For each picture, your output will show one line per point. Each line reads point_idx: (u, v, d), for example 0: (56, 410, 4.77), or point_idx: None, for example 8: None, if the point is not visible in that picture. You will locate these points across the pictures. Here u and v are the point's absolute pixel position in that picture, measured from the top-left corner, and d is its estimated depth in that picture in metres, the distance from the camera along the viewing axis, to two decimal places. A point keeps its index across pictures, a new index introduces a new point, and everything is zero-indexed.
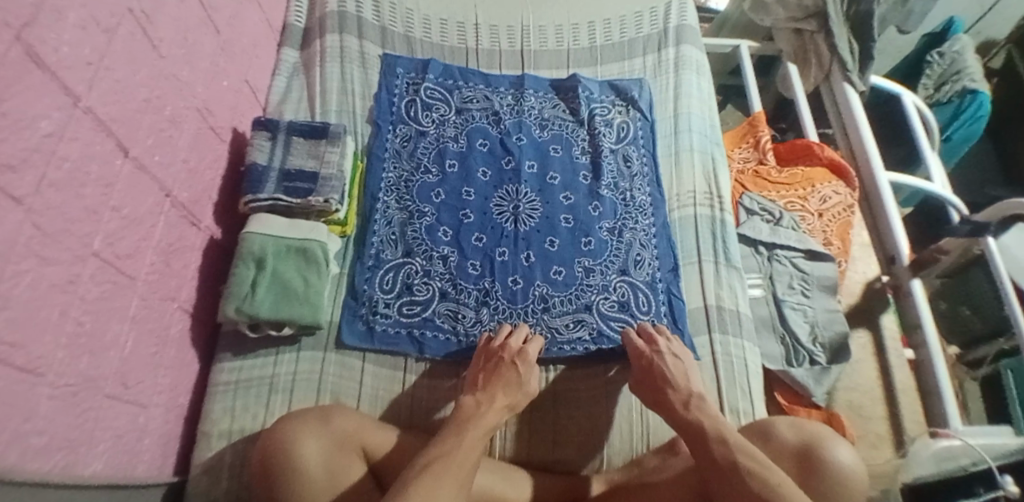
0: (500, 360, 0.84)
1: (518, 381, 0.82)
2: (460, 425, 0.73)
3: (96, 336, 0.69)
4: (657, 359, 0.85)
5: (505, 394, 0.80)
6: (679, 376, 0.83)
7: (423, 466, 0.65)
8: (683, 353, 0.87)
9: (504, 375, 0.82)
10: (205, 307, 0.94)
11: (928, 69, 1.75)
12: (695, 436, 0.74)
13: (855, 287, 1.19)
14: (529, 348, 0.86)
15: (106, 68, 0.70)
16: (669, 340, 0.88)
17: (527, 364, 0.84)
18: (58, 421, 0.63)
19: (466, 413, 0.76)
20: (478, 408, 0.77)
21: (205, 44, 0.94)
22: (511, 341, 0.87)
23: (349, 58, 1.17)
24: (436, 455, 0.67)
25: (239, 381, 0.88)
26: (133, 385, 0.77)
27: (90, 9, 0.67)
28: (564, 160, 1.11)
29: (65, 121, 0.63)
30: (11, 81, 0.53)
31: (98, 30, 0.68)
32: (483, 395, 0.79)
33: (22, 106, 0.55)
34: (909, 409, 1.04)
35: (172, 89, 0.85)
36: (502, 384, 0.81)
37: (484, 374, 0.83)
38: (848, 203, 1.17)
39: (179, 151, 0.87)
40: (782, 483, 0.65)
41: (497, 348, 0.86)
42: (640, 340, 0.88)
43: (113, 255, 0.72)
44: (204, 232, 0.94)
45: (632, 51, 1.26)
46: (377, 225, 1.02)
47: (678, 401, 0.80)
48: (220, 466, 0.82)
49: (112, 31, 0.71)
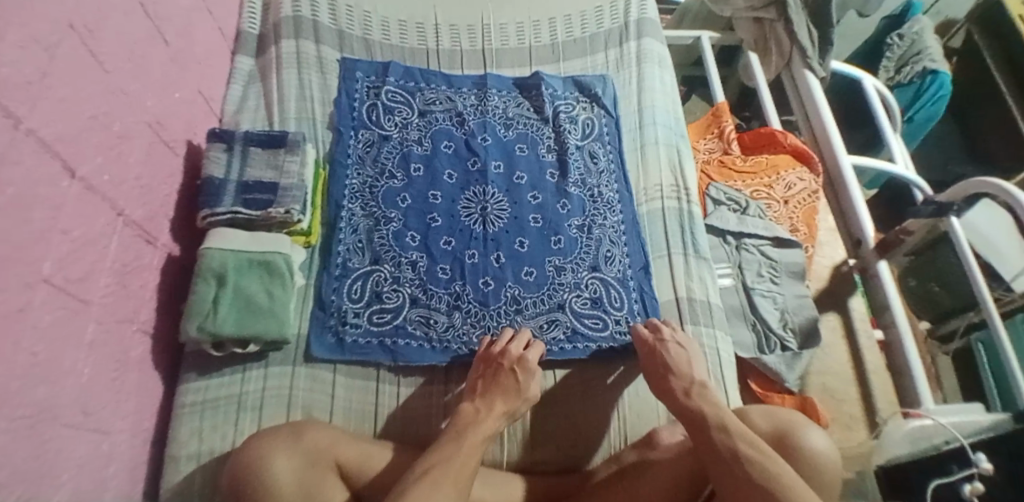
0: (500, 366, 0.84)
1: (518, 389, 0.81)
2: (459, 433, 0.74)
3: (51, 365, 0.67)
4: (664, 348, 0.85)
5: (504, 402, 0.80)
6: (683, 364, 0.83)
7: (421, 473, 0.65)
8: (687, 342, 0.87)
9: (504, 381, 0.82)
10: (166, 326, 0.91)
11: (889, 51, 1.78)
12: (696, 423, 0.73)
13: (823, 272, 1.22)
14: (529, 355, 0.85)
15: (47, 87, 0.67)
16: (674, 329, 0.89)
17: (527, 371, 0.84)
18: (16, 454, 0.60)
19: (465, 420, 0.76)
20: (477, 415, 0.77)
21: (154, 55, 0.91)
22: (511, 348, 0.86)
23: (307, 64, 1.15)
24: (434, 463, 0.67)
25: (206, 401, 0.86)
26: (94, 413, 0.75)
27: (31, 28, 0.64)
28: (531, 158, 1.11)
29: (7, 144, 0.59)
30: None
31: (39, 48, 0.65)
32: (482, 402, 0.79)
33: None
34: (880, 389, 1.07)
35: (119, 104, 0.82)
36: (501, 392, 0.80)
37: (483, 381, 0.83)
38: (812, 189, 1.18)
39: (130, 168, 0.84)
40: (782, 472, 0.65)
41: (498, 353, 0.86)
42: (647, 329, 0.89)
43: (66, 279, 0.69)
44: (162, 250, 0.91)
45: (594, 46, 1.25)
46: (343, 233, 1.00)
47: (679, 388, 0.80)
48: (190, 489, 0.80)
49: (53, 48, 0.68)
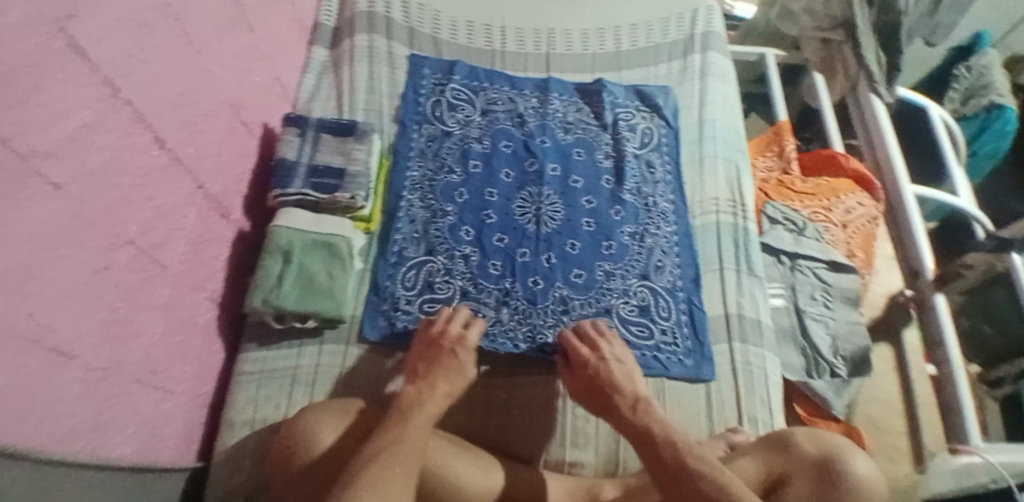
0: (442, 346, 0.81)
1: (460, 367, 0.78)
2: (403, 413, 0.69)
3: (127, 323, 0.71)
4: (599, 366, 0.81)
5: (447, 381, 0.76)
6: (625, 379, 0.79)
7: (371, 457, 0.61)
8: (622, 357, 0.83)
9: (444, 361, 0.78)
10: (232, 297, 0.96)
11: (954, 82, 1.71)
12: (643, 437, 0.69)
13: (878, 300, 1.17)
14: (469, 333, 0.83)
15: (141, 61, 0.71)
16: (610, 345, 0.85)
17: (467, 350, 0.81)
18: (86, 405, 0.64)
19: (407, 400, 0.71)
20: (419, 395, 0.72)
21: (239, 41, 0.96)
22: (450, 327, 0.84)
23: (377, 58, 1.19)
24: (385, 445, 0.63)
25: (263, 371, 0.90)
26: (161, 372, 0.79)
27: (127, 4, 0.68)
28: (587, 163, 1.12)
29: (103, 112, 0.64)
30: (48, 71, 0.55)
31: (137, 24, 0.70)
32: (423, 383, 0.75)
33: (60, 97, 0.57)
34: (929, 424, 1.03)
35: (206, 84, 0.86)
36: (445, 370, 0.77)
37: (424, 363, 0.79)
38: (873, 215, 1.16)
39: (211, 144, 0.88)
40: (735, 485, 0.60)
41: (437, 334, 0.83)
42: (581, 346, 0.85)
43: (146, 243, 0.74)
44: (233, 225, 0.96)
45: (658, 57, 1.26)
46: (401, 223, 1.03)
47: (621, 406, 0.75)
48: (241, 454, 0.83)
49: (149, 25, 0.72)
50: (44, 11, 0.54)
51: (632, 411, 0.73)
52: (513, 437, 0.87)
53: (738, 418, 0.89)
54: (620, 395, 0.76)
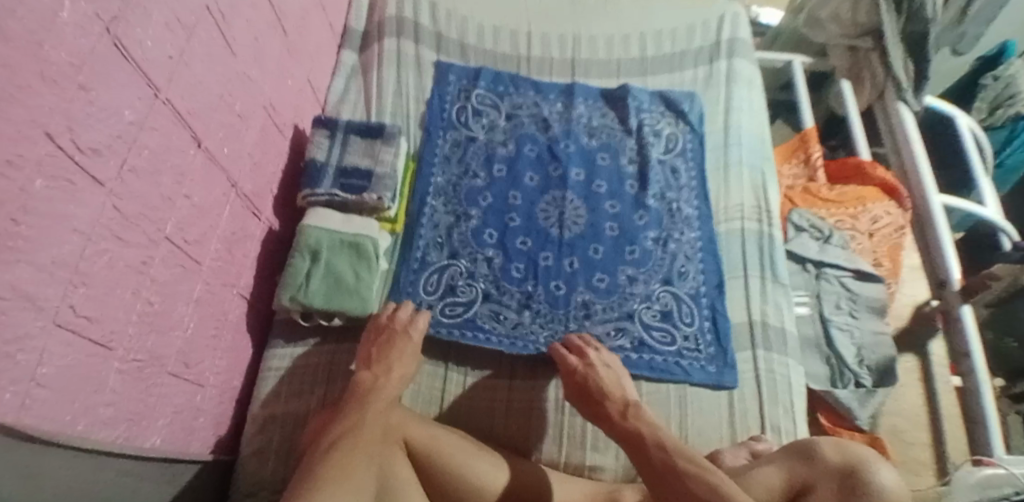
0: (392, 331, 0.86)
1: (410, 349, 0.85)
2: (362, 402, 0.75)
3: (162, 317, 0.73)
4: (591, 374, 0.82)
5: (399, 364, 0.82)
6: (611, 385, 0.81)
7: (329, 445, 0.67)
8: (607, 364, 0.85)
9: (394, 345, 0.84)
10: (261, 294, 0.97)
11: (981, 92, 1.64)
12: (633, 439, 0.70)
13: (902, 310, 1.19)
14: (417, 317, 0.89)
15: (183, 64, 0.73)
16: (600, 355, 0.86)
17: (416, 332, 0.87)
18: (122, 395, 0.66)
19: (364, 387, 0.78)
20: (376, 380, 0.79)
21: (274, 44, 0.98)
22: (398, 313, 0.89)
23: (405, 63, 1.21)
24: (342, 432, 0.69)
25: (290, 368, 0.91)
26: (194, 366, 0.81)
27: (173, 7, 0.70)
28: (612, 168, 1.12)
29: (146, 111, 0.66)
30: (96, 71, 0.57)
31: (179, 26, 0.72)
32: (379, 369, 0.80)
33: (107, 95, 0.59)
34: (953, 437, 1.02)
35: (242, 86, 0.88)
36: (396, 353, 0.83)
37: (377, 348, 0.84)
38: (900, 225, 1.15)
39: (245, 144, 0.90)
40: (726, 486, 0.59)
41: (386, 320, 0.88)
42: (572, 356, 0.86)
43: (183, 240, 0.76)
44: (264, 224, 0.98)
45: (683, 63, 1.26)
46: (424, 228, 1.04)
47: (605, 414, 0.77)
48: (269, 449, 0.85)
49: (191, 28, 0.74)
50: (92, 12, 0.56)
51: (620, 417, 0.74)
52: (533, 439, 0.88)
53: (759, 426, 0.89)
54: (608, 404, 0.78)
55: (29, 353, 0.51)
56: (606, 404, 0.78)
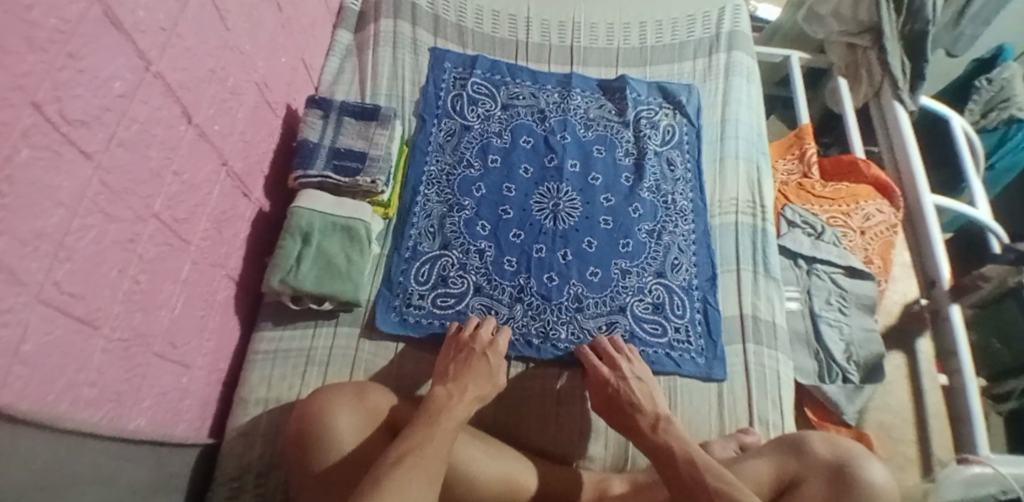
0: (471, 350, 0.84)
1: (487, 372, 0.81)
2: (432, 417, 0.71)
3: (149, 295, 0.71)
4: (622, 385, 0.82)
5: (474, 386, 0.78)
6: (646, 400, 0.80)
7: (397, 458, 0.63)
8: (641, 377, 0.84)
9: (474, 366, 0.81)
10: (251, 276, 0.96)
11: (975, 94, 1.66)
12: (663, 454, 0.72)
13: (892, 308, 1.18)
14: (498, 340, 0.86)
15: (176, 36, 0.71)
16: (633, 365, 0.86)
17: (496, 355, 0.84)
18: (107, 375, 0.65)
19: (437, 403, 0.74)
20: (449, 398, 0.75)
21: (268, 19, 0.96)
22: (481, 333, 0.86)
23: (401, 44, 1.19)
24: (409, 448, 0.65)
25: (278, 351, 0.90)
26: (179, 346, 0.79)
27: None
28: (607, 160, 1.12)
29: (136, 84, 0.64)
30: (87, 39, 0.55)
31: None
32: (453, 387, 0.77)
33: (96, 66, 0.57)
34: (938, 434, 1.03)
35: (234, 61, 0.86)
36: (473, 375, 0.80)
37: (455, 365, 0.82)
38: (891, 223, 1.15)
39: (236, 122, 0.89)
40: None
41: (468, 338, 0.86)
42: (603, 364, 0.85)
43: (172, 218, 0.74)
44: (254, 204, 0.96)
45: (682, 55, 1.25)
46: (416, 218, 1.03)
47: (633, 424, 0.78)
48: (255, 431, 0.84)
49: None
50: None
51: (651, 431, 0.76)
52: (522, 429, 0.88)
53: (748, 419, 0.89)
54: (637, 417, 0.78)
55: (12, 328, 0.49)
56: (637, 418, 0.78)
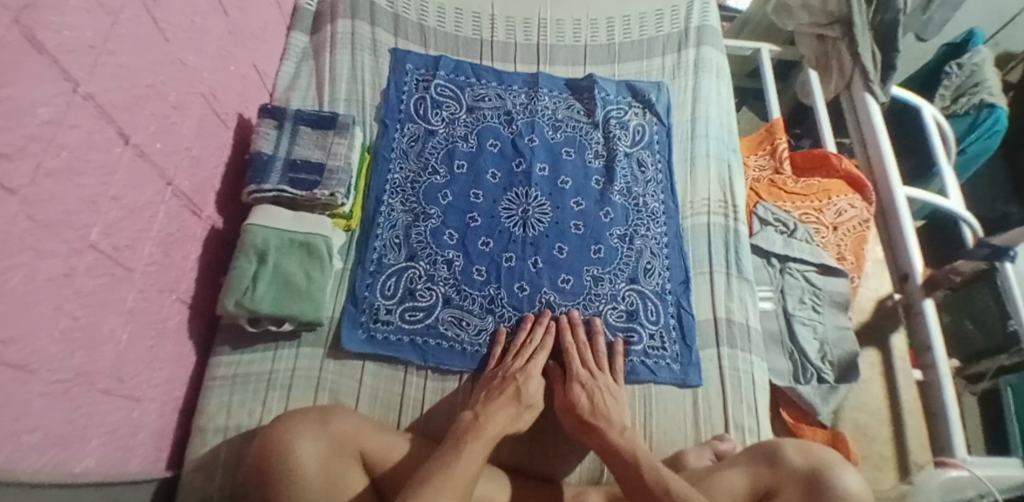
0: (504, 377, 0.84)
1: (518, 396, 0.81)
2: (459, 439, 0.72)
3: (91, 330, 0.67)
4: (589, 388, 0.84)
5: (504, 409, 0.79)
6: (611, 408, 0.82)
7: (421, 482, 0.65)
8: (612, 387, 0.85)
9: (504, 390, 0.82)
10: (205, 297, 0.92)
11: (946, 80, 1.65)
12: (618, 460, 0.74)
13: (866, 304, 1.17)
14: (532, 364, 0.86)
15: (108, 53, 0.66)
16: (605, 369, 0.88)
17: (529, 379, 0.84)
18: (48, 418, 0.61)
19: (465, 426, 0.75)
20: (477, 419, 0.76)
21: (214, 26, 0.91)
22: (515, 360, 0.86)
23: (360, 46, 1.14)
24: (434, 470, 0.66)
25: (236, 376, 0.86)
26: (128, 380, 0.75)
27: None
28: (577, 163, 1.09)
29: (66, 108, 0.60)
30: (8, 67, 0.50)
31: (102, 11, 0.65)
32: (482, 408, 0.79)
33: (20, 93, 0.52)
34: (914, 431, 1.03)
35: (177, 75, 0.81)
36: (503, 400, 0.80)
37: (487, 390, 0.83)
38: (864, 218, 1.15)
39: (181, 138, 0.83)
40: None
41: (503, 366, 0.86)
42: (575, 361, 0.87)
43: (111, 247, 0.69)
44: (206, 222, 0.91)
45: (651, 51, 1.22)
46: (381, 229, 0.99)
47: (585, 425, 0.80)
48: (214, 463, 0.80)
49: (116, 13, 0.67)
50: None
51: (598, 433, 0.78)
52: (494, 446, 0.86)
53: (722, 425, 0.88)
54: (590, 417, 0.80)
55: None
56: (592, 419, 0.80)
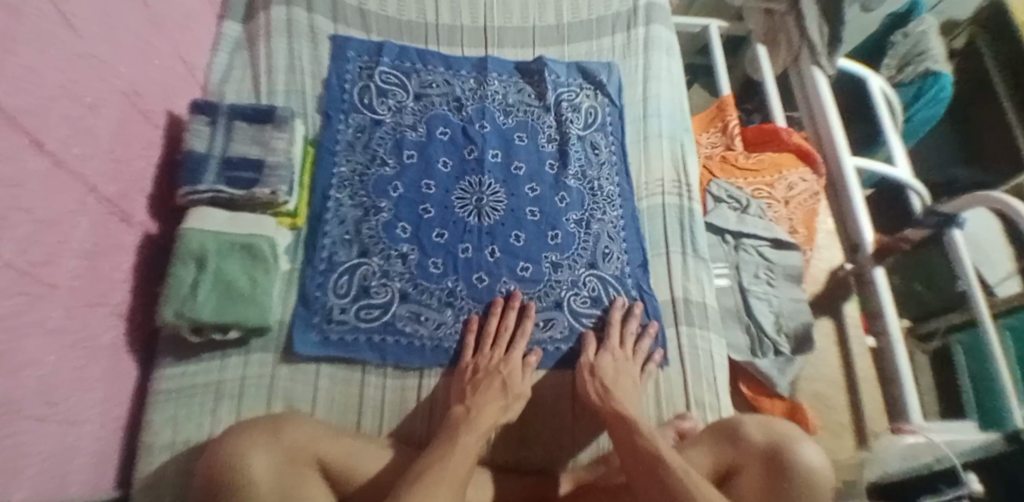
0: (486, 370, 0.84)
1: (503, 386, 0.81)
2: (453, 433, 0.74)
3: (12, 355, 0.61)
4: (617, 358, 0.87)
5: (493, 402, 0.79)
6: (628, 388, 0.84)
7: (419, 474, 0.66)
8: (633, 370, 0.87)
9: (489, 382, 0.82)
10: (141, 308, 0.87)
11: (892, 50, 1.68)
12: (619, 425, 0.77)
13: (819, 275, 1.21)
14: (512, 351, 0.86)
15: (11, 55, 0.60)
16: (640, 348, 0.90)
17: (512, 368, 0.84)
18: None
19: (458, 420, 0.76)
20: (470, 413, 0.77)
21: (132, 20, 0.85)
22: (496, 348, 0.86)
23: (298, 32, 1.09)
24: (429, 464, 0.68)
25: (181, 389, 0.82)
26: (58, 403, 0.70)
27: None
28: (530, 148, 1.07)
29: None
30: None
31: (0, 10, 0.58)
32: (472, 402, 0.79)
33: None
34: (869, 397, 1.08)
35: (91, 72, 0.75)
36: (490, 392, 0.80)
37: (471, 384, 0.83)
38: (815, 191, 1.17)
39: (102, 141, 0.77)
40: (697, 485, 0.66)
41: (482, 358, 0.86)
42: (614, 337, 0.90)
43: (28, 262, 0.63)
44: (136, 229, 0.86)
45: (600, 30, 1.21)
46: (329, 225, 0.95)
47: (600, 387, 0.83)
48: (163, 482, 0.76)
49: (17, 12, 0.61)
50: None
51: (609, 399, 0.81)
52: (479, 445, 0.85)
53: (684, 405, 0.89)
54: (608, 381, 0.83)
55: None
56: (611, 384, 0.83)
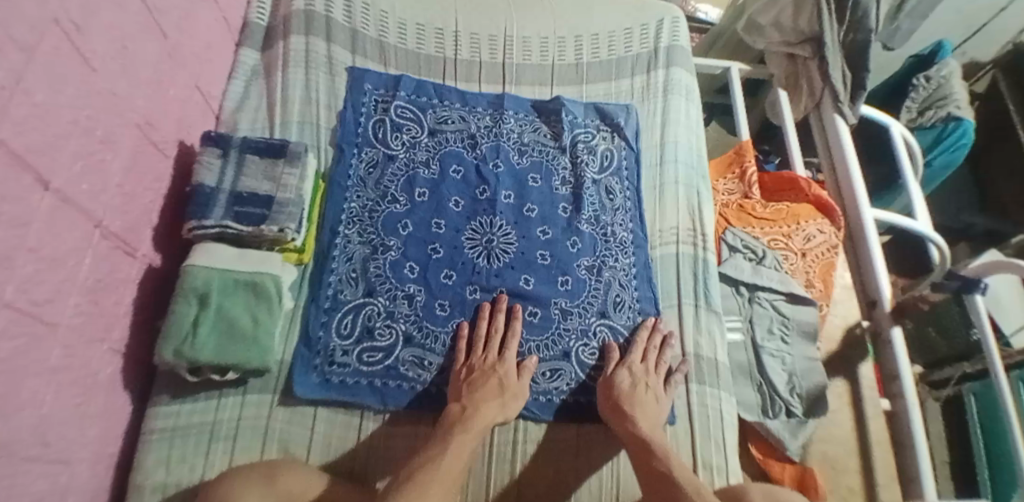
0: (481, 370, 0.85)
1: (500, 388, 0.83)
2: (446, 433, 0.76)
3: (7, 397, 0.59)
4: (636, 373, 0.87)
5: (487, 403, 0.80)
6: (648, 412, 0.84)
7: (406, 477, 0.69)
8: (659, 391, 0.87)
9: (484, 383, 0.83)
10: (141, 343, 0.85)
11: (912, 92, 1.65)
12: (639, 445, 0.78)
13: (834, 332, 1.17)
14: (505, 352, 0.87)
15: (22, 93, 0.58)
16: (660, 367, 0.90)
17: (506, 365, 0.86)
18: None
19: (452, 419, 0.78)
20: (464, 412, 0.79)
21: (150, 51, 0.84)
22: (489, 352, 0.87)
23: (315, 62, 1.08)
24: (422, 464, 0.71)
25: (176, 428, 0.80)
26: (53, 443, 0.68)
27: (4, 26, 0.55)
28: (543, 190, 1.05)
29: None
30: None
31: (14, 48, 0.57)
32: (468, 400, 0.81)
33: None
34: (882, 462, 1.03)
35: (104, 106, 0.74)
36: (484, 392, 0.81)
37: (467, 382, 0.83)
38: (833, 243, 1.14)
39: (111, 175, 0.76)
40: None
41: (478, 360, 0.86)
42: (636, 350, 0.91)
43: (30, 302, 0.62)
44: (141, 262, 0.85)
45: (620, 71, 1.19)
46: (336, 262, 0.93)
47: (619, 403, 0.84)
48: None
49: (31, 49, 0.60)
50: None
51: (626, 414, 0.82)
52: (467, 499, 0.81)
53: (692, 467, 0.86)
54: (625, 397, 0.84)
55: None
56: (630, 398, 0.84)
